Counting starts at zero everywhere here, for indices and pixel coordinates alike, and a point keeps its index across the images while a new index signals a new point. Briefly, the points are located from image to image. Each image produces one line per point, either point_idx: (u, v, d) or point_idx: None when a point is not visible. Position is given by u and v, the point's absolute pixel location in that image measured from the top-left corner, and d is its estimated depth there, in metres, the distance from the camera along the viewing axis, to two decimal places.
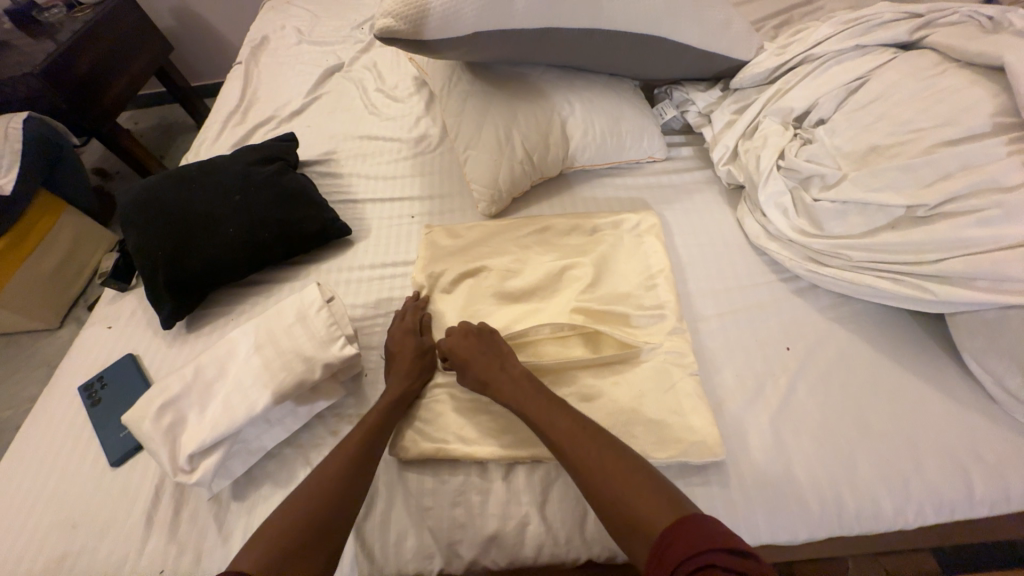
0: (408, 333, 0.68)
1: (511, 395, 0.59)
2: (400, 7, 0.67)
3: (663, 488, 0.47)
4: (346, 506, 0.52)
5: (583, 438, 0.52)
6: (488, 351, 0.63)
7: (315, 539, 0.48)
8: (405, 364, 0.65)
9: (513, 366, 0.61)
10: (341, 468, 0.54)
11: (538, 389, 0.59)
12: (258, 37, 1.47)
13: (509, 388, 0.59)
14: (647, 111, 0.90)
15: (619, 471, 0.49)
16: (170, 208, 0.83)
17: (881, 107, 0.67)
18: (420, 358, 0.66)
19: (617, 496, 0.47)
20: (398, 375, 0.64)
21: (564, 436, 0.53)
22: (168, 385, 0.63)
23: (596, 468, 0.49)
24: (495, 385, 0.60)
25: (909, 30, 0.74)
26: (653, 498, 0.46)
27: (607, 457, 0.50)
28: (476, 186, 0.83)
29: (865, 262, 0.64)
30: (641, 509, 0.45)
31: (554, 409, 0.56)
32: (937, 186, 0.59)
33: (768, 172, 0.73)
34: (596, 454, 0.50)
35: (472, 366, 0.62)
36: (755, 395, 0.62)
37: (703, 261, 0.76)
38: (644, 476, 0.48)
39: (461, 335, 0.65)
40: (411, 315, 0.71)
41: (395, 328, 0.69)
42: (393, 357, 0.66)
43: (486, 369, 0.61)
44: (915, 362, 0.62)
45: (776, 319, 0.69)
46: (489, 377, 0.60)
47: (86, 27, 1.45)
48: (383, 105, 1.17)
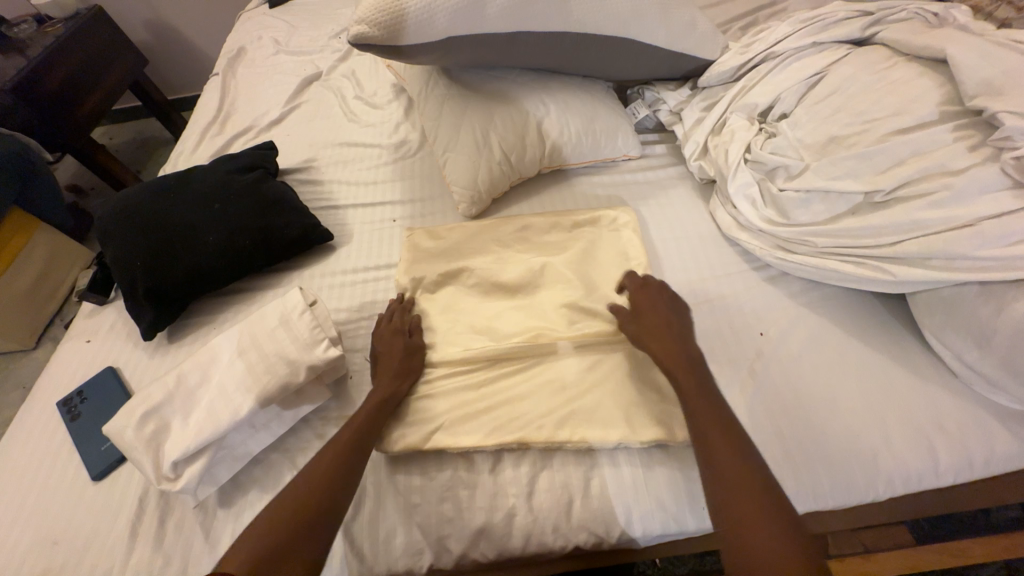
0: (397, 333, 0.69)
1: (663, 343, 0.61)
2: (374, 14, 0.68)
3: (797, 540, 0.44)
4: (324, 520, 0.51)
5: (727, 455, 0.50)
6: (668, 311, 0.65)
7: (288, 546, 0.48)
8: (391, 359, 0.66)
9: (673, 319, 0.64)
10: (318, 481, 0.53)
11: (691, 347, 0.61)
12: (236, 48, 1.48)
13: (668, 342, 0.61)
14: (620, 110, 0.93)
15: (756, 505, 0.46)
16: (149, 218, 0.82)
17: (838, 100, 0.70)
18: (405, 357, 0.67)
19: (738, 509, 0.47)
20: (382, 371, 0.65)
21: (707, 452, 0.51)
22: (151, 394, 0.63)
23: (731, 493, 0.48)
24: (652, 331, 0.63)
25: (863, 26, 0.77)
26: (776, 543, 0.43)
27: (748, 489, 0.47)
28: (456, 188, 0.85)
29: (829, 247, 0.66)
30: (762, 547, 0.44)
31: (699, 392, 0.56)
32: (890, 172, 0.62)
33: (735, 166, 0.75)
34: (742, 479, 0.48)
35: (649, 317, 0.64)
36: (731, 379, 0.65)
37: (679, 254, 0.79)
38: (784, 518, 0.45)
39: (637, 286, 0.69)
40: (401, 315, 0.72)
41: (384, 329, 0.70)
42: (381, 356, 0.67)
43: (653, 319, 0.64)
44: (881, 341, 0.65)
45: (749, 306, 0.71)
46: (654, 332, 0.63)
47: (58, 41, 1.45)
48: (362, 112, 1.18)
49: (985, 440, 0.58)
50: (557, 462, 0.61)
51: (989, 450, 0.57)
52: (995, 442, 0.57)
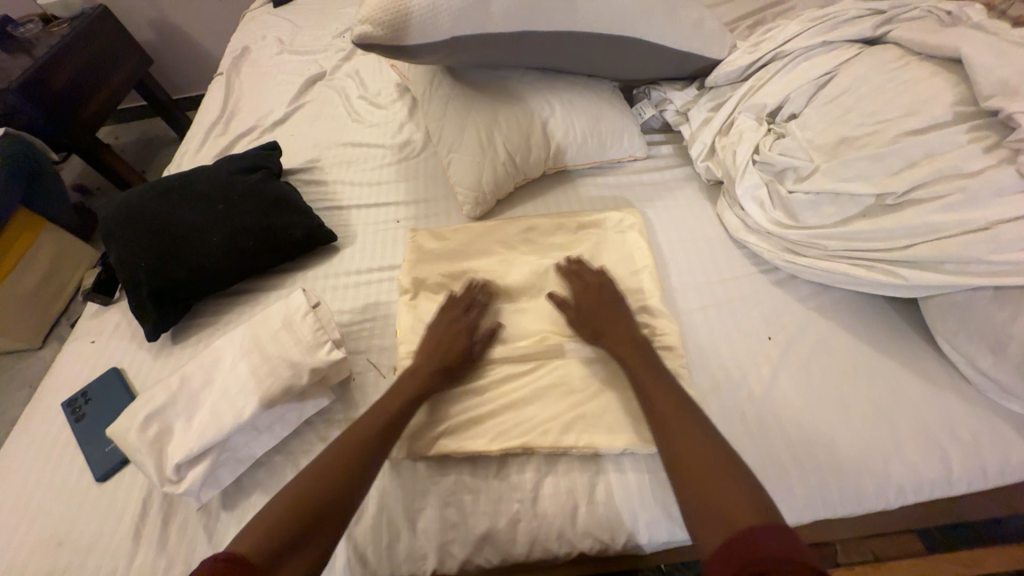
0: (462, 332, 0.67)
1: (615, 333, 0.65)
2: (377, 14, 0.67)
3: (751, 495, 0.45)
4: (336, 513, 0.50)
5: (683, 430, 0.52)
6: (607, 300, 0.68)
7: (302, 542, 0.47)
8: (446, 353, 0.65)
9: (615, 304, 0.68)
10: (334, 470, 0.52)
11: (633, 329, 0.65)
12: (240, 47, 1.48)
13: (614, 330, 0.65)
14: (625, 110, 0.92)
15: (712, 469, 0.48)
16: (153, 219, 0.82)
17: (849, 100, 0.68)
18: (460, 357, 0.66)
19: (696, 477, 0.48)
20: (431, 362, 0.64)
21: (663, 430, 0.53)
22: (154, 395, 0.62)
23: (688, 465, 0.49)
24: (602, 321, 0.66)
25: (874, 25, 0.75)
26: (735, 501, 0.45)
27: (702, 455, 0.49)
28: (460, 190, 0.85)
29: (839, 251, 0.65)
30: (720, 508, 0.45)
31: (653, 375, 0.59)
32: (903, 174, 0.61)
33: (743, 168, 0.74)
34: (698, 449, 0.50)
35: (591, 307, 0.68)
36: (739, 384, 0.64)
37: (686, 256, 0.78)
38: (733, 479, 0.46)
39: (571, 272, 0.73)
40: (468, 312, 0.70)
41: (444, 324, 0.69)
42: (437, 349, 0.66)
43: (594, 309, 0.67)
44: (892, 347, 0.64)
45: (757, 309, 0.71)
46: (598, 322, 0.66)
47: (64, 40, 1.46)
48: (366, 112, 1.17)
49: (1001, 448, 0.57)
50: (563, 466, 0.61)
51: (1004, 459, 0.56)
52: (1011, 450, 0.56)
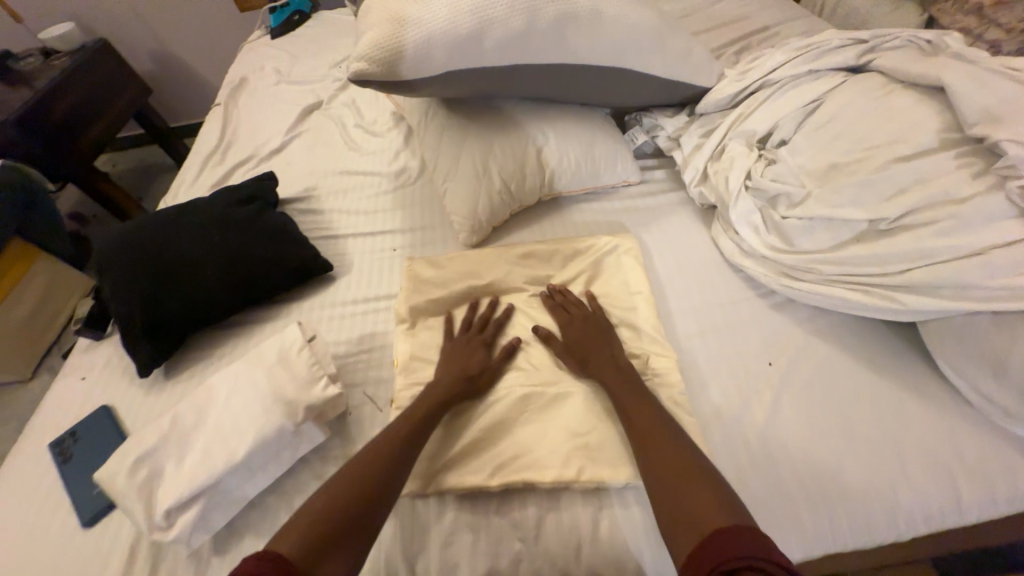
0: (479, 344, 0.70)
1: (603, 359, 0.66)
2: (372, 51, 0.69)
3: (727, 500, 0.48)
4: (348, 543, 0.49)
5: (668, 441, 0.55)
6: (591, 326, 0.70)
7: (334, 549, 0.47)
8: (466, 366, 0.67)
9: (602, 330, 0.69)
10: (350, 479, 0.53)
11: (617, 354, 0.67)
12: (237, 78, 1.51)
13: (601, 353, 0.66)
14: (618, 137, 0.93)
15: (694, 477, 0.50)
16: (147, 251, 0.82)
17: (838, 127, 0.70)
18: (481, 369, 0.67)
19: (679, 482, 0.50)
20: (453, 375, 0.66)
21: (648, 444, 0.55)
22: (145, 436, 0.61)
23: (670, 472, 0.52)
24: (592, 347, 0.67)
25: (858, 54, 0.77)
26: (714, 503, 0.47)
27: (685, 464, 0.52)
28: (456, 218, 0.85)
29: (835, 275, 0.65)
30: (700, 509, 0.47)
31: (637, 396, 0.61)
32: (894, 200, 0.61)
33: (737, 193, 0.75)
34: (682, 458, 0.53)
35: (575, 334, 0.69)
36: (741, 412, 0.63)
37: (682, 281, 0.78)
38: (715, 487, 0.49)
39: (551, 303, 0.74)
40: (490, 328, 0.73)
41: (463, 340, 0.71)
42: (455, 362, 0.68)
43: (580, 334, 0.69)
44: (893, 371, 0.64)
45: (756, 334, 0.70)
46: (583, 347, 0.68)
47: (64, 74, 1.50)
48: (362, 140, 1.18)
49: (1009, 474, 0.56)
50: (564, 502, 0.60)
51: (1013, 486, 0.56)
52: (1019, 476, 0.56)
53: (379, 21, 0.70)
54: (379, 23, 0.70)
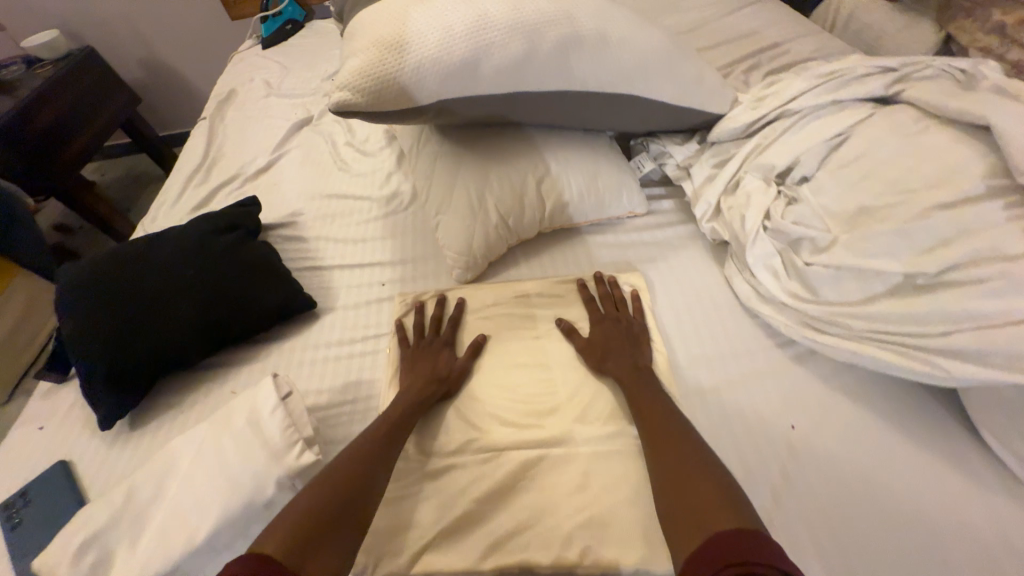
0: (443, 345, 0.72)
1: (622, 365, 0.65)
2: (356, 81, 0.63)
3: (731, 502, 0.44)
4: (333, 547, 0.45)
5: (674, 446, 0.52)
6: (620, 329, 0.70)
7: (315, 549, 0.44)
8: (435, 369, 0.68)
9: (631, 338, 0.68)
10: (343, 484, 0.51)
11: (640, 361, 0.66)
12: (226, 91, 1.45)
13: (619, 357, 0.66)
14: (625, 165, 0.87)
15: (698, 480, 0.47)
16: (113, 290, 0.75)
17: (865, 166, 0.64)
18: (450, 371, 0.69)
19: (683, 488, 0.47)
20: (424, 381, 0.66)
21: (656, 448, 0.53)
22: (94, 514, 0.54)
23: (676, 477, 0.49)
24: (615, 353, 0.67)
25: (886, 84, 0.71)
26: (719, 505, 0.43)
27: (689, 467, 0.49)
28: (450, 253, 0.79)
29: (865, 331, 0.59)
30: (705, 512, 0.43)
31: (651, 403, 0.59)
32: (934, 253, 0.56)
33: (754, 233, 0.70)
34: (688, 462, 0.50)
35: (602, 338, 0.69)
36: (761, 485, 0.57)
37: (693, 326, 0.72)
38: (720, 491, 0.45)
39: (587, 294, 0.75)
40: (451, 328, 0.74)
41: (431, 343, 0.72)
42: (416, 368, 0.69)
43: (612, 335, 0.69)
44: (927, 439, 0.58)
45: (776, 391, 0.64)
46: (601, 353, 0.68)
47: (48, 85, 1.44)
48: (353, 160, 1.12)
49: None
50: None
51: None
52: None
53: (365, 45, 0.64)
54: (365, 48, 0.64)
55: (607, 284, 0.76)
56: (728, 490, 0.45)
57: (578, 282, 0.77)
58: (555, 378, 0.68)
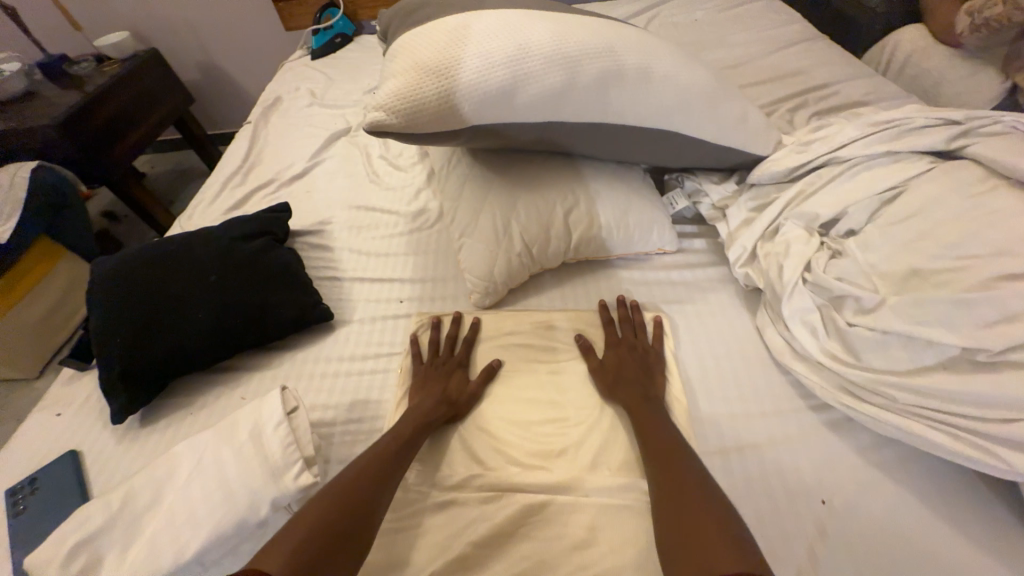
0: (456, 366, 0.71)
1: (639, 398, 0.62)
2: (392, 101, 0.63)
3: (737, 542, 0.41)
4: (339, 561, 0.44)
5: (680, 481, 0.49)
6: (638, 360, 0.67)
7: (325, 562, 0.43)
8: (447, 389, 0.67)
9: (647, 374, 0.66)
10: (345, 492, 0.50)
11: (658, 399, 0.63)
12: (272, 98, 1.50)
13: (634, 392, 0.63)
14: (657, 201, 0.84)
15: (704, 518, 0.44)
16: (142, 287, 0.77)
17: (922, 225, 0.60)
18: (461, 394, 0.67)
19: (689, 526, 0.44)
20: (434, 399, 0.65)
21: (662, 480, 0.51)
22: (89, 516, 0.54)
23: (682, 517, 0.46)
24: (631, 386, 0.64)
25: (947, 137, 0.67)
26: (725, 545, 0.40)
27: (696, 503, 0.46)
28: (470, 277, 0.78)
29: (912, 406, 0.54)
30: (710, 552, 0.40)
31: (660, 432, 0.57)
32: (998, 328, 0.50)
33: (792, 286, 0.65)
34: (695, 497, 0.47)
35: (618, 371, 0.67)
36: (785, 565, 0.52)
37: (719, 377, 0.68)
38: (728, 531, 0.42)
39: (606, 317, 0.74)
40: (465, 347, 0.73)
41: (444, 360, 0.71)
42: (427, 385, 0.68)
43: (630, 367, 0.67)
44: (982, 535, 0.52)
45: (807, 459, 0.59)
46: (614, 389, 0.65)
47: (111, 82, 1.52)
48: (385, 173, 1.13)
49: None
50: None
51: None
52: None
53: (405, 67, 0.64)
54: (404, 71, 0.64)
55: (628, 309, 0.75)
56: (735, 531, 0.42)
57: (599, 304, 0.76)
58: (567, 418, 0.65)
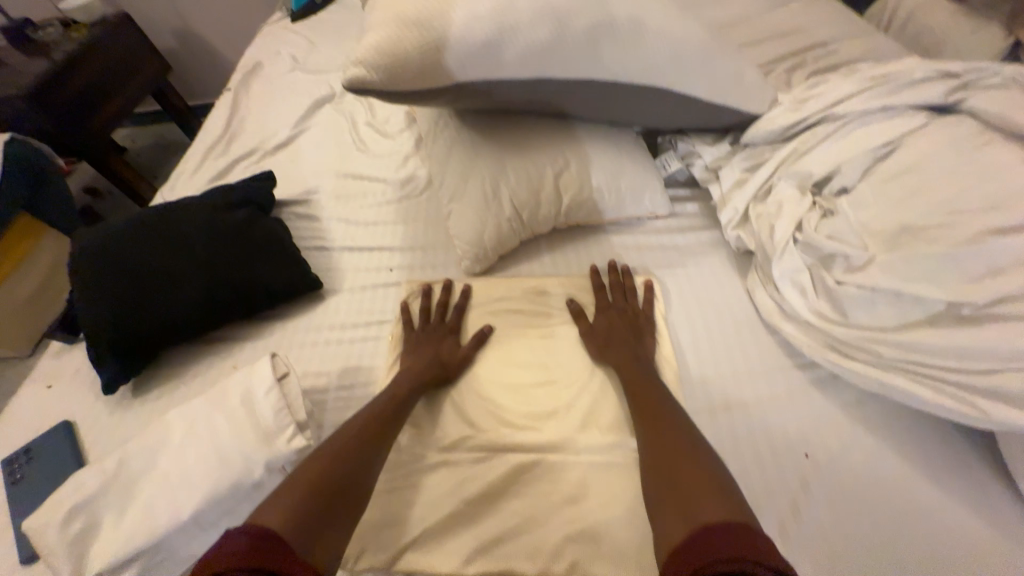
0: (447, 332, 0.70)
1: (629, 359, 0.63)
2: (371, 56, 0.60)
3: (725, 494, 0.42)
4: (336, 519, 0.45)
5: (669, 436, 0.50)
6: (628, 323, 0.68)
7: (325, 519, 0.44)
8: (437, 354, 0.67)
9: (637, 337, 0.66)
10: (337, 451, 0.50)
11: (647, 360, 0.64)
12: (252, 63, 1.44)
13: (624, 354, 0.64)
14: (649, 164, 0.82)
15: (693, 471, 0.45)
16: (123, 257, 0.75)
17: (916, 181, 0.59)
18: (451, 359, 0.67)
19: (679, 478, 0.45)
20: (425, 364, 0.65)
21: (651, 437, 0.52)
22: (84, 482, 0.55)
23: (670, 470, 0.46)
24: (621, 348, 0.65)
25: (946, 91, 0.65)
26: (713, 495, 0.41)
27: (685, 456, 0.47)
28: (459, 244, 0.77)
29: (896, 361, 0.55)
30: (699, 501, 0.41)
31: (649, 391, 0.58)
32: (983, 282, 0.51)
33: (783, 245, 0.65)
34: (684, 451, 0.47)
35: (608, 334, 0.67)
36: (768, 516, 0.54)
37: (709, 339, 0.68)
38: (716, 482, 0.43)
39: (597, 281, 0.74)
40: (456, 314, 0.73)
41: (435, 327, 0.71)
42: (418, 351, 0.68)
43: (620, 329, 0.67)
44: (957, 484, 0.54)
45: (793, 416, 0.60)
46: (605, 351, 0.65)
47: (79, 48, 1.44)
48: (371, 140, 1.10)
49: None
50: None
51: None
52: None
53: (385, 20, 0.61)
54: (384, 23, 0.61)
55: (620, 274, 0.75)
56: (724, 483, 0.43)
57: (591, 269, 0.75)
58: (557, 381, 0.65)
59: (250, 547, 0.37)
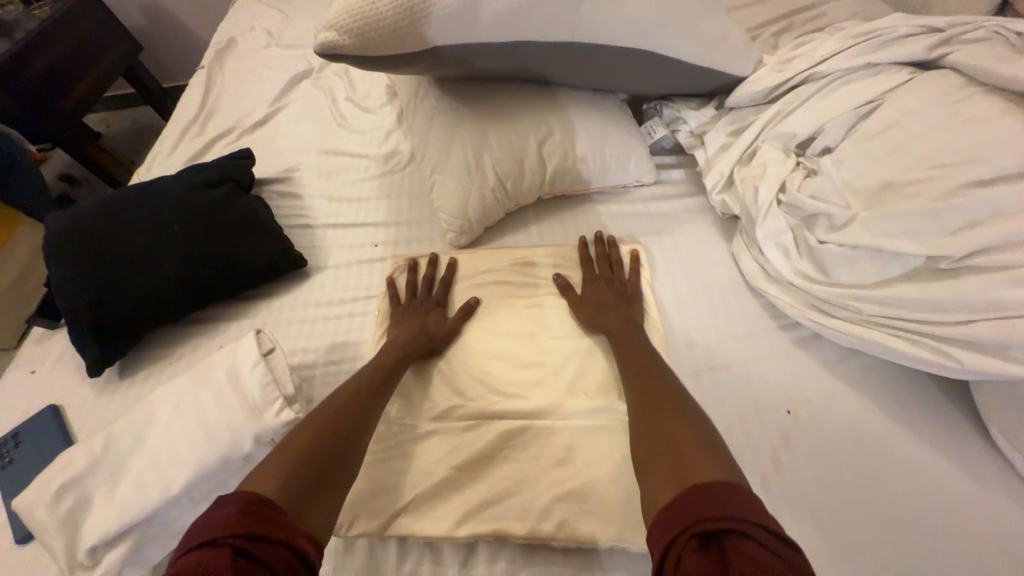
0: (434, 305, 0.70)
1: (616, 325, 0.64)
2: (342, 19, 0.59)
3: (716, 455, 0.42)
4: (328, 488, 0.45)
5: (659, 400, 0.50)
6: (614, 292, 0.68)
7: (315, 485, 0.44)
8: (426, 327, 0.67)
9: (623, 303, 0.67)
10: (326, 421, 0.50)
11: (634, 326, 0.64)
12: (225, 39, 1.38)
13: (611, 320, 0.65)
14: (633, 130, 0.81)
15: (683, 434, 0.45)
16: (99, 238, 0.73)
17: (899, 137, 0.59)
18: (440, 331, 0.68)
19: (668, 439, 0.45)
20: (413, 335, 0.65)
21: (640, 401, 0.52)
22: (72, 461, 0.55)
23: (660, 431, 0.47)
24: (608, 315, 0.65)
25: (928, 46, 0.64)
26: (703, 456, 0.42)
27: (675, 419, 0.47)
28: (444, 216, 0.76)
29: (876, 316, 0.56)
30: (689, 463, 0.41)
31: (637, 357, 0.58)
32: (963, 235, 0.51)
33: (767, 207, 0.65)
34: (674, 415, 0.48)
35: (595, 302, 0.67)
36: (752, 470, 0.55)
37: (694, 304, 0.69)
38: (707, 445, 0.43)
39: (584, 254, 0.74)
40: (443, 288, 0.73)
41: (422, 301, 0.71)
42: (406, 323, 0.68)
43: (606, 297, 0.68)
44: (931, 433, 0.55)
45: (775, 374, 0.61)
46: (592, 318, 0.66)
47: (41, 27, 1.36)
48: (352, 116, 1.07)
49: None
50: (540, 560, 0.53)
51: None
52: None
53: None
54: None
55: (606, 245, 0.75)
56: (715, 445, 0.43)
57: (578, 241, 0.75)
58: (545, 349, 0.66)
59: (245, 518, 0.37)
